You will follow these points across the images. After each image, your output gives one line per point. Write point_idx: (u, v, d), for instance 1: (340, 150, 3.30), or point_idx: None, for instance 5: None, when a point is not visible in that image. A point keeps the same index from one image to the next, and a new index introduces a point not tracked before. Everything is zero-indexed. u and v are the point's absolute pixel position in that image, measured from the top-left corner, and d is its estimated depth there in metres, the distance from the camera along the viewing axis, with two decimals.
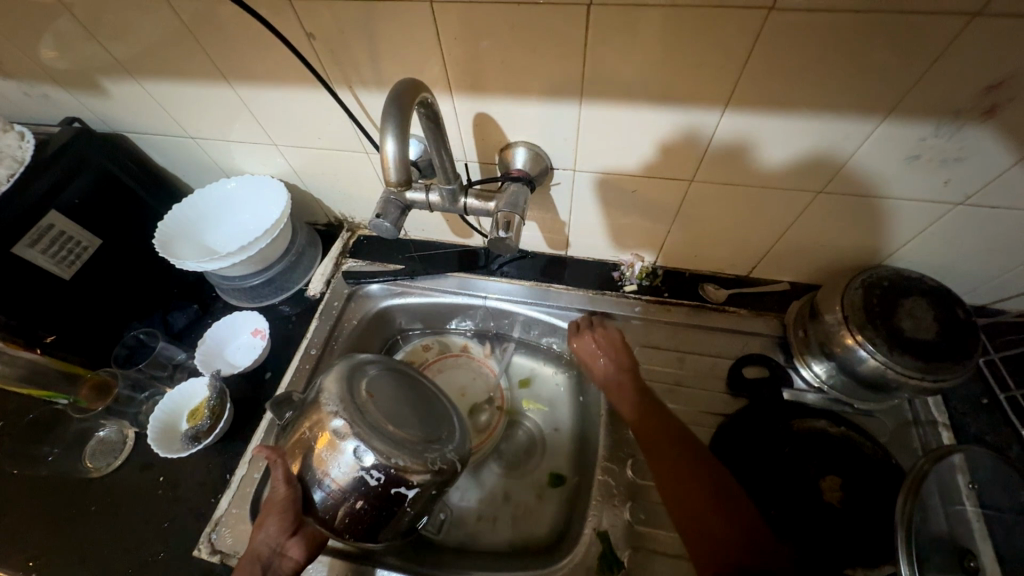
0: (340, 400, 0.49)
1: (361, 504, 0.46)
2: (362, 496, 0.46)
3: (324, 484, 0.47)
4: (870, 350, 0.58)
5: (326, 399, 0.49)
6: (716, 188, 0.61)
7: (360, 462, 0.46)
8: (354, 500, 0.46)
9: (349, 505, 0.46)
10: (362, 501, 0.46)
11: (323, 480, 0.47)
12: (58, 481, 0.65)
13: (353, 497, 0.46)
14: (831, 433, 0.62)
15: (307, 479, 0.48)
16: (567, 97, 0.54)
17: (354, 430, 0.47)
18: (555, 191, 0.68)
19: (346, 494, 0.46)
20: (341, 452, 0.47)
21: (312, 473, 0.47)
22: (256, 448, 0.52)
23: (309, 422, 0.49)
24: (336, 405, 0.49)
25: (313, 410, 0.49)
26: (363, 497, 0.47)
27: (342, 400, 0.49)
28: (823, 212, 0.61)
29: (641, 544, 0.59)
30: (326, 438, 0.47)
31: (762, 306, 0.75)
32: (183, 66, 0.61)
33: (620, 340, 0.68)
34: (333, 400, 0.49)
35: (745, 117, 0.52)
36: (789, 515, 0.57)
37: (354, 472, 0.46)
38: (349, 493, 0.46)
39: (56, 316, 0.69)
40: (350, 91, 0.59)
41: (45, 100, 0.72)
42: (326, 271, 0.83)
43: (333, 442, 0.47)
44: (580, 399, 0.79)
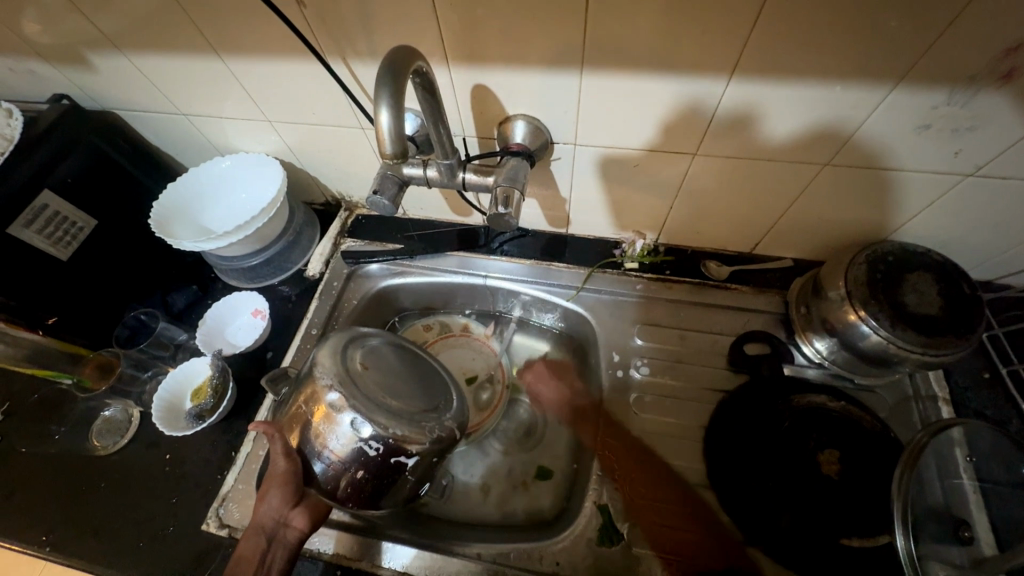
0: (333, 372, 0.48)
1: (362, 474, 0.47)
2: (362, 466, 0.46)
3: (324, 456, 0.47)
4: (874, 325, 0.57)
5: (320, 372, 0.48)
6: (720, 162, 0.60)
7: (357, 434, 0.46)
8: (355, 470, 0.47)
9: (350, 475, 0.47)
10: (362, 471, 0.47)
11: (322, 452, 0.47)
12: (66, 459, 0.66)
13: (353, 467, 0.46)
14: (831, 408, 0.62)
15: (306, 452, 0.48)
16: (567, 67, 0.52)
17: (351, 402, 0.47)
18: (556, 167, 0.66)
19: (346, 465, 0.47)
20: (338, 424, 0.46)
21: (311, 445, 0.48)
22: (253, 423, 0.52)
23: (304, 397, 0.49)
24: (329, 378, 0.48)
25: (308, 386, 0.49)
26: (363, 467, 0.47)
27: (336, 373, 0.48)
28: (829, 185, 0.60)
29: (640, 516, 0.60)
30: (322, 411, 0.47)
31: (765, 283, 0.74)
32: (170, 38, 0.59)
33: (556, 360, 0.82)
34: (327, 373, 0.48)
35: (752, 86, 0.50)
36: (788, 487, 0.58)
37: (353, 444, 0.46)
38: (349, 463, 0.46)
39: (56, 297, 0.69)
40: (343, 62, 0.57)
41: (32, 76, 0.70)
42: (325, 251, 0.82)
43: (329, 414, 0.47)
44: (581, 396, 0.78)
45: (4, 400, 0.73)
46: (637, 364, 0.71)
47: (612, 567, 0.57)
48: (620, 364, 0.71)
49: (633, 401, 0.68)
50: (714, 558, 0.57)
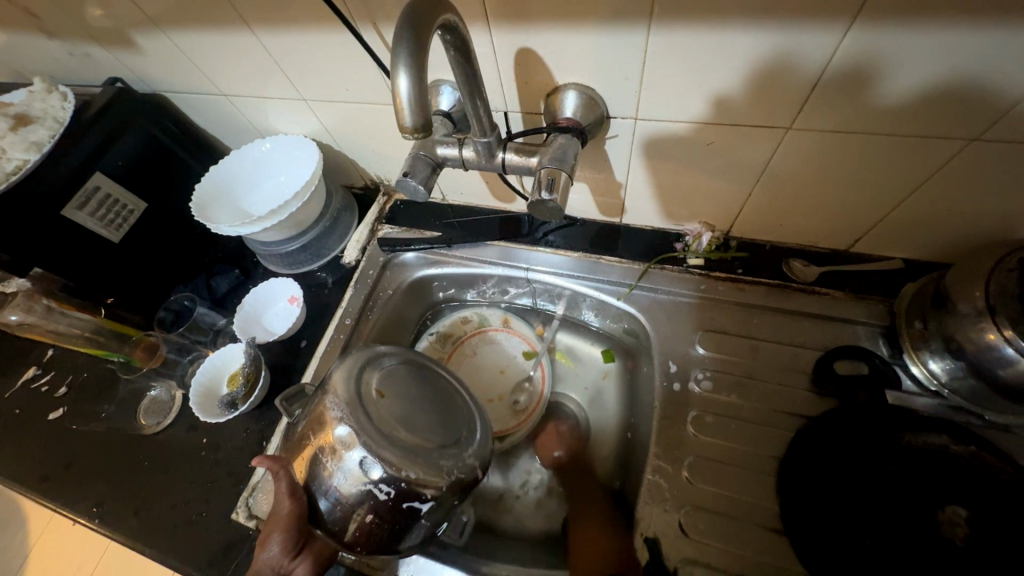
0: (344, 403, 0.44)
1: (371, 518, 0.42)
2: (371, 510, 0.42)
3: (330, 495, 0.42)
4: (1021, 350, 0.44)
5: (330, 402, 0.44)
6: (818, 138, 0.48)
7: (366, 475, 0.41)
8: (363, 513, 0.42)
9: (358, 518, 0.42)
10: (372, 515, 0.42)
11: (328, 489, 0.43)
12: (116, 435, 0.68)
13: (361, 510, 0.42)
14: (955, 452, 0.49)
15: (313, 488, 0.44)
16: (630, 22, 0.43)
17: (361, 439, 0.42)
18: (611, 146, 0.57)
19: (353, 507, 0.42)
20: (344, 460, 0.42)
21: (318, 482, 0.43)
22: (260, 456, 0.48)
23: (311, 425, 0.45)
24: (341, 410, 0.43)
25: (318, 410, 0.45)
26: (373, 511, 0.42)
27: (347, 404, 0.44)
28: (972, 169, 0.46)
29: (695, 556, 0.52)
30: (327, 443, 0.43)
31: (864, 288, 0.61)
32: (202, 12, 0.56)
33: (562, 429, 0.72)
34: (337, 404, 0.43)
35: (879, 35, 0.38)
36: (890, 546, 0.47)
37: (361, 485, 0.41)
38: (357, 505, 0.42)
39: (109, 279, 0.71)
40: (373, 29, 0.51)
41: (88, 60, 0.72)
42: (362, 237, 0.79)
43: (336, 449, 0.42)
44: (627, 431, 0.69)
45: (67, 374, 0.77)
46: (697, 376, 0.61)
47: None
48: (678, 376, 0.62)
49: (692, 419, 0.59)
50: None
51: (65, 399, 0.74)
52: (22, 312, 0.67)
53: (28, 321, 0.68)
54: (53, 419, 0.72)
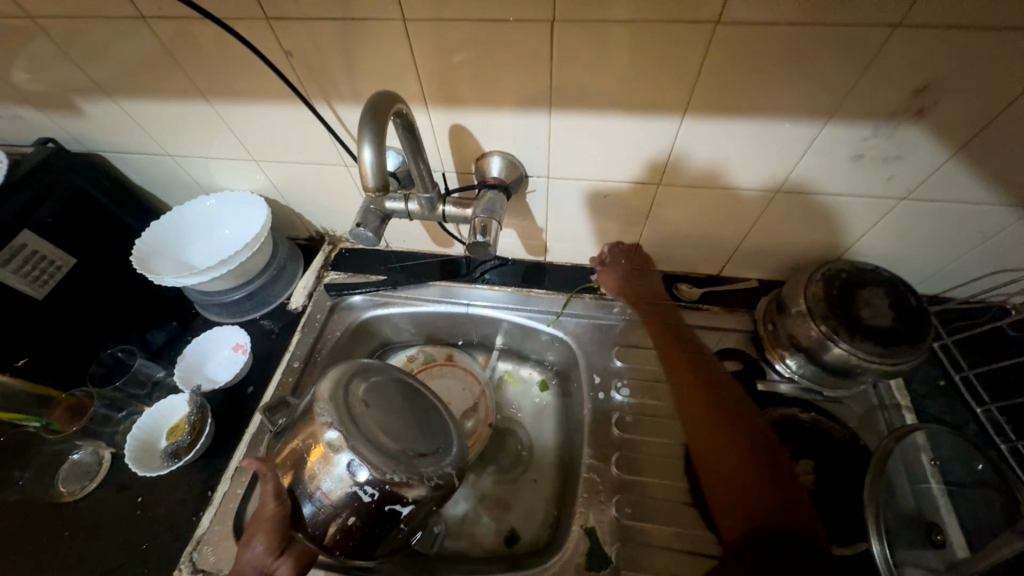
0: (334, 411, 0.51)
1: (353, 520, 0.49)
2: (353, 512, 0.49)
3: (315, 498, 0.49)
4: (834, 338, 0.61)
5: (319, 410, 0.51)
6: (682, 191, 0.65)
7: (353, 477, 0.48)
8: (346, 516, 0.49)
9: (340, 521, 0.49)
10: (354, 517, 0.49)
11: (313, 494, 0.49)
12: (30, 506, 0.63)
13: (345, 512, 0.49)
14: (803, 419, 0.65)
15: (297, 493, 0.50)
16: (536, 108, 0.56)
17: (347, 443, 0.49)
18: (532, 199, 0.70)
19: (337, 510, 0.49)
20: (334, 464, 0.49)
21: (303, 485, 0.50)
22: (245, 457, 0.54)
23: (302, 434, 0.51)
24: (330, 416, 0.51)
25: (307, 423, 0.51)
26: (355, 513, 0.49)
27: (337, 412, 0.51)
28: (783, 211, 0.65)
29: (626, 538, 0.61)
30: (319, 451, 0.49)
31: (733, 303, 0.78)
32: (158, 86, 0.62)
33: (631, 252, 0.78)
34: (327, 411, 0.51)
35: (705, 124, 0.55)
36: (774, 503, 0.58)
37: (348, 488, 0.48)
38: (342, 508, 0.49)
39: (30, 337, 0.68)
40: (328, 105, 0.60)
41: (18, 121, 0.72)
42: (308, 284, 0.84)
43: (326, 455, 0.49)
44: (565, 440, 0.78)
45: None
46: (617, 386, 0.73)
47: None
48: (601, 386, 0.74)
49: (615, 421, 0.70)
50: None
51: None
52: None
53: None
54: None
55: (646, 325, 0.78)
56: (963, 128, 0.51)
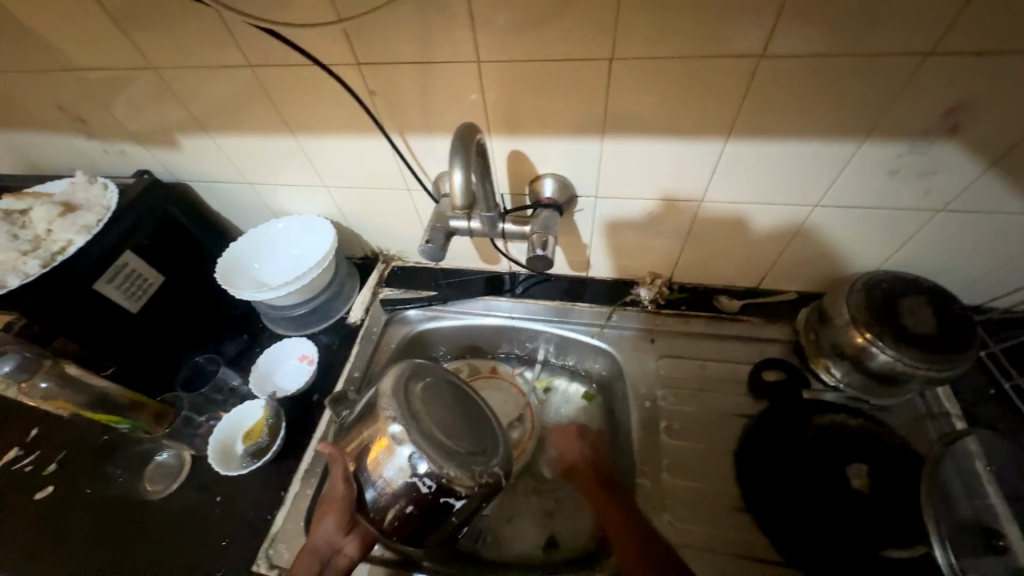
0: (396, 407, 0.55)
1: (410, 507, 0.54)
2: (412, 501, 0.54)
3: (378, 485, 0.54)
4: (879, 347, 0.63)
5: (384, 404, 0.56)
6: (723, 207, 0.69)
7: (413, 469, 0.53)
8: (405, 503, 0.54)
9: (399, 507, 0.54)
10: (411, 505, 0.54)
11: (376, 481, 0.55)
12: (121, 503, 0.69)
13: (404, 501, 0.54)
14: (850, 425, 0.66)
15: (361, 479, 0.56)
16: (590, 135, 0.62)
17: (409, 437, 0.54)
18: (579, 217, 0.75)
19: (396, 497, 0.54)
20: (395, 455, 0.54)
21: (367, 473, 0.55)
22: (321, 444, 0.61)
23: (370, 426, 0.56)
24: (394, 410, 0.55)
25: (374, 416, 0.57)
26: (413, 502, 0.54)
27: (400, 407, 0.56)
28: (820, 224, 0.69)
29: (680, 542, 0.63)
30: (384, 442, 0.54)
31: (773, 314, 0.81)
32: (251, 123, 0.70)
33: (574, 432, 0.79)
34: (391, 405, 0.56)
35: (746, 145, 0.60)
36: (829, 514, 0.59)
37: (407, 478, 0.53)
38: (400, 495, 0.54)
39: (125, 348, 0.75)
40: (401, 136, 0.66)
41: (122, 156, 0.82)
42: (365, 299, 0.90)
43: (390, 446, 0.54)
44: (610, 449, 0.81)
45: (59, 448, 0.76)
46: (663, 394, 0.76)
47: None
48: (647, 395, 0.76)
49: (663, 429, 0.73)
50: None
51: (55, 475, 0.73)
52: (54, 380, 0.66)
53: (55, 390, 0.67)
54: (42, 498, 0.71)
55: (687, 336, 0.81)
56: (996, 144, 0.54)
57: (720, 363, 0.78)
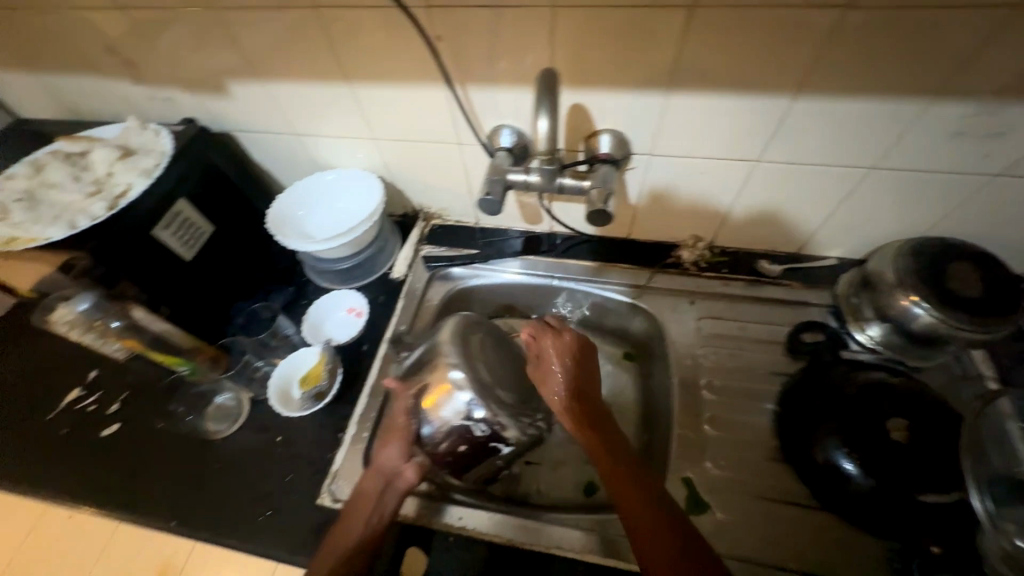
0: (459, 354, 0.61)
1: (461, 447, 0.59)
2: (464, 442, 0.59)
3: (435, 423, 0.59)
4: (924, 308, 0.64)
5: (447, 350, 0.61)
6: (777, 167, 0.69)
7: (469, 413, 0.58)
8: (459, 445, 0.59)
9: (451, 446, 0.59)
10: (463, 445, 0.59)
11: (433, 420, 0.60)
12: (186, 440, 0.72)
13: (455, 441, 0.59)
14: (892, 383, 0.66)
15: (420, 415, 0.61)
16: (655, 89, 0.61)
17: (468, 384, 0.59)
18: (630, 175, 0.75)
19: (450, 437, 0.59)
20: (455, 398, 0.59)
21: (425, 411, 0.60)
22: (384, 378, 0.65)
23: (433, 369, 0.61)
24: (456, 358, 0.61)
25: (436, 359, 0.62)
26: (464, 442, 0.59)
27: (462, 355, 0.61)
28: (874, 187, 0.69)
29: (721, 486, 0.67)
30: (445, 386, 0.59)
31: (813, 279, 0.83)
32: (307, 70, 0.69)
33: (571, 342, 0.66)
34: (453, 352, 0.61)
35: (813, 102, 0.59)
36: (880, 458, 0.60)
37: (463, 421, 0.58)
38: (453, 436, 0.59)
39: (184, 296, 0.76)
40: (460, 86, 0.66)
41: (168, 103, 0.81)
42: (408, 256, 0.91)
43: (450, 390, 0.59)
44: (647, 405, 0.84)
45: (120, 390, 0.80)
46: (703, 353, 0.79)
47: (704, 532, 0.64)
48: (688, 353, 0.79)
49: (705, 386, 0.76)
50: (788, 521, 0.64)
51: (119, 414, 0.77)
52: (123, 317, 0.69)
53: (127, 326, 0.70)
54: (110, 435, 0.75)
55: (726, 298, 0.83)
56: None
57: (757, 325, 0.81)
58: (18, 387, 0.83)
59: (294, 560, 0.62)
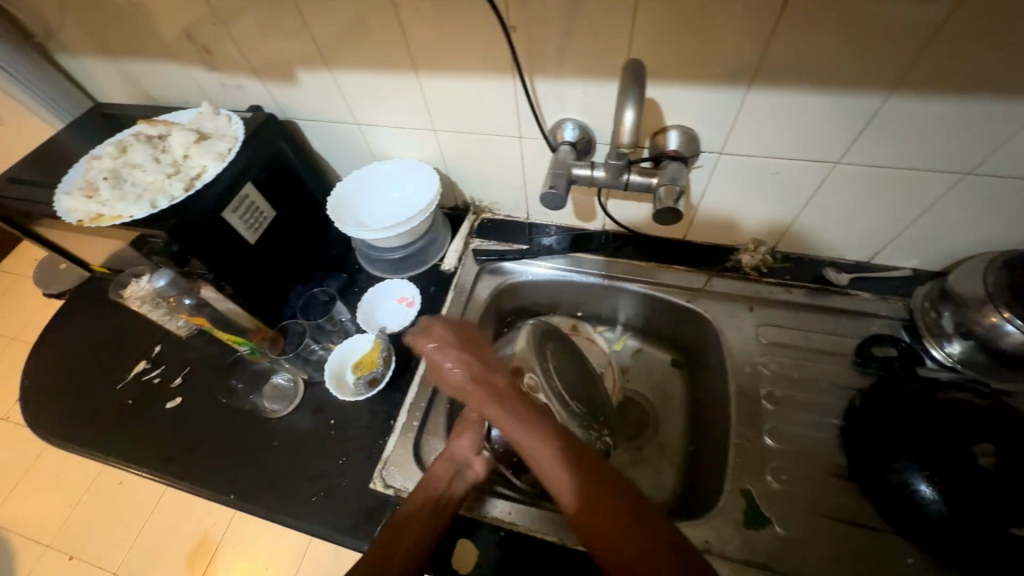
0: (535, 360, 0.70)
1: None
2: None
3: None
4: (1019, 325, 0.59)
5: (524, 355, 0.70)
6: (858, 171, 0.65)
7: None
8: None
9: None
10: None
11: None
12: (244, 417, 0.75)
13: None
14: (976, 404, 0.59)
15: None
16: (736, 84, 0.59)
17: (542, 388, 0.68)
18: (695, 174, 0.73)
19: None
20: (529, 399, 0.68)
21: None
22: None
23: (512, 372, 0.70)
24: (533, 364, 0.70)
25: (515, 362, 0.71)
26: None
27: (538, 362, 0.70)
28: (968, 195, 0.64)
29: (781, 500, 0.65)
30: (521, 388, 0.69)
31: (885, 290, 0.78)
32: (376, 60, 0.70)
33: (459, 333, 0.69)
34: (530, 357, 0.70)
35: (910, 101, 0.55)
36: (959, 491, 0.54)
37: None
38: None
39: (249, 280, 0.79)
40: (529, 78, 0.65)
41: (238, 90, 0.84)
42: (458, 248, 0.91)
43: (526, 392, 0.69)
44: (697, 412, 0.82)
45: (183, 365, 0.83)
46: (762, 362, 0.76)
47: (762, 547, 0.62)
48: (746, 361, 0.76)
49: (764, 396, 0.73)
50: (854, 543, 0.61)
51: (181, 389, 0.80)
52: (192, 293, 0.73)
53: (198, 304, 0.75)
54: (173, 407, 0.78)
55: (788, 306, 0.79)
56: None
57: (821, 336, 0.77)
58: (90, 356, 0.88)
59: (346, 541, 0.63)
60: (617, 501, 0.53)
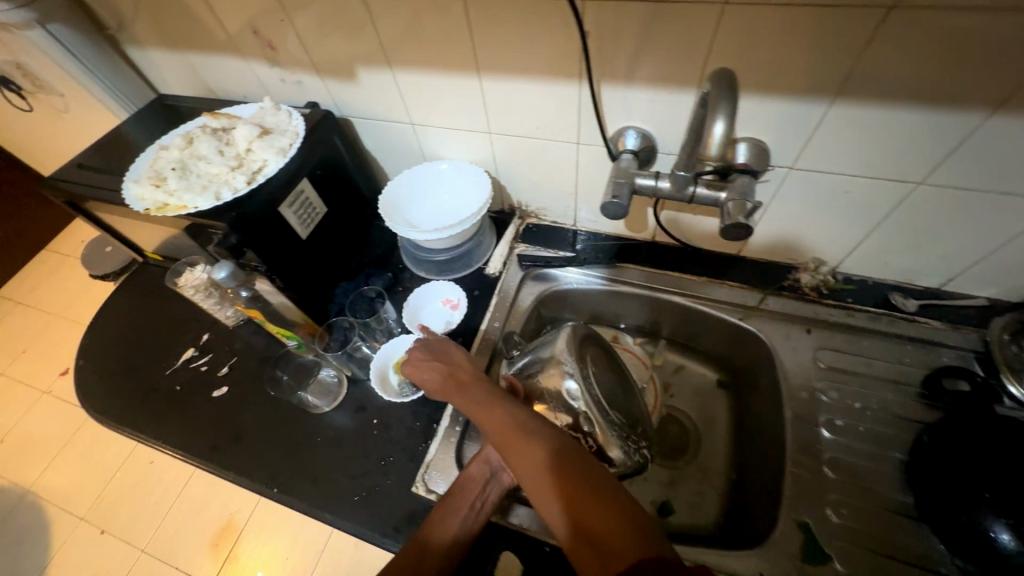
0: (575, 365, 0.67)
1: None
2: None
3: None
4: None
5: (562, 357, 0.68)
6: (943, 192, 0.61)
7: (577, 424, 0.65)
8: None
9: None
10: None
11: None
12: (290, 411, 0.75)
13: None
14: None
15: None
16: (818, 97, 0.56)
17: (580, 395, 0.65)
18: (760, 188, 0.70)
19: None
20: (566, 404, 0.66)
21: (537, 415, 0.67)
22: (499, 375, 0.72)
23: (549, 375, 0.68)
24: (571, 369, 0.67)
25: (552, 364, 0.68)
26: None
27: (576, 366, 0.67)
28: None
29: (839, 536, 0.61)
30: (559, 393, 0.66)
31: (959, 320, 0.73)
32: (439, 60, 0.69)
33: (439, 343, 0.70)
34: (569, 360, 0.67)
35: (1016, 121, 0.51)
36: None
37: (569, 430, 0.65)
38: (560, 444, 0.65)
39: (297, 275, 0.79)
40: (595, 84, 0.64)
41: (297, 86, 0.85)
42: (503, 253, 0.89)
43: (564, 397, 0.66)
44: (744, 434, 0.79)
45: (230, 354, 0.85)
46: (821, 388, 0.72)
47: None
48: (803, 386, 0.72)
49: (823, 423, 0.70)
50: None
51: (228, 378, 0.81)
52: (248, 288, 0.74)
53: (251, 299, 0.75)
54: (219, 396, 0.79)
55: (848, 330, 0.76)
56: None
57: (885, 364, 0.73)
58: (141, 338, 0.91)
59: (387, 544, 0.62)
60: (587, 477, 0.51)
